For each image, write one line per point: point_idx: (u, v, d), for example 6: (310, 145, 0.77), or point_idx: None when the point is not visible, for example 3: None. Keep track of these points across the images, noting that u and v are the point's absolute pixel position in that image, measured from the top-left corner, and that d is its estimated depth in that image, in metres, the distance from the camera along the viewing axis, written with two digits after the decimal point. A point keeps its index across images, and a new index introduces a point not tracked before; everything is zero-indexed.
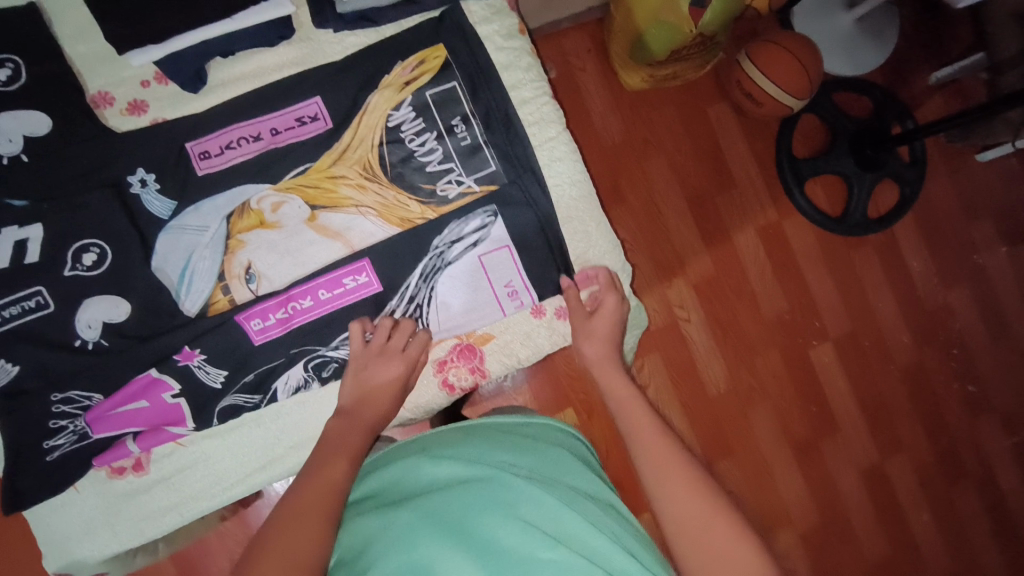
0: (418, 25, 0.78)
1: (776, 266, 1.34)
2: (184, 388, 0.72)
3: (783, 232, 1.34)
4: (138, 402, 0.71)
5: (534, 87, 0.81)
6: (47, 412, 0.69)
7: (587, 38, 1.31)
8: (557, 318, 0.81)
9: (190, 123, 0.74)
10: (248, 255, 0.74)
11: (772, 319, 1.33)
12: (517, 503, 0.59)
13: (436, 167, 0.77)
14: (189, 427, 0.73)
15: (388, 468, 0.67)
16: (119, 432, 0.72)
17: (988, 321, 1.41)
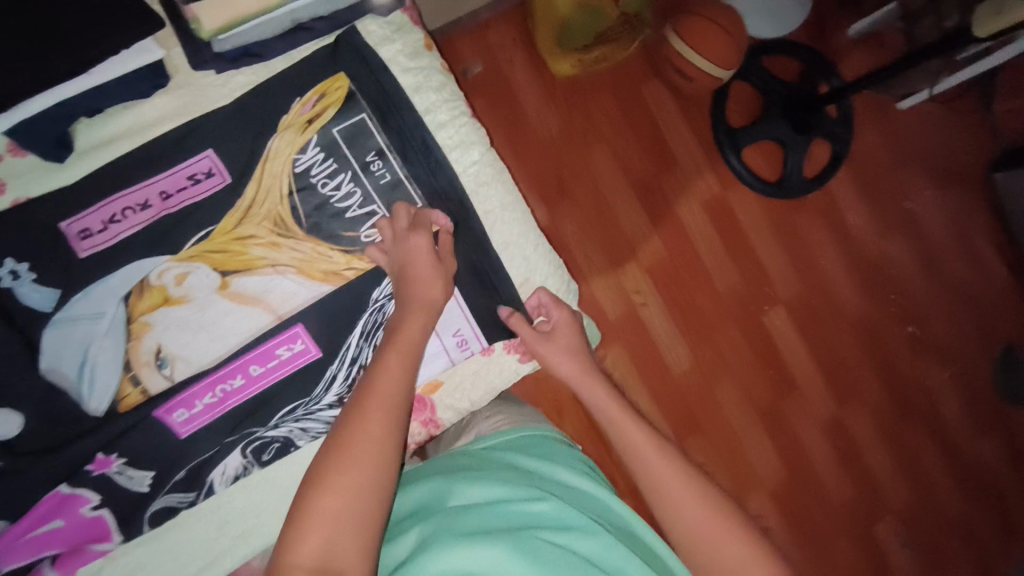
0: (312, 54, 0.70)
1: (726, 239, 1.33)
2: (104, 497, 0.64)
3: (728, 206, 1.33)
4: (53, 521, 0.63)
5: (450, 108, 0.74)
6: None
7: (512, 28, 1.25)
8: (507, 353, 0.76)
9: (64, 197, 0.65)
10: (157, 338, 0.66)
11: (726, 294, 1.32)
12: (544, 511, 0.58)
13: (358, 210, 0.71)
14: (117, 539, 0.66)
15: (422, 483, 0.63)
16: (34, 558, 0.63)
17: (922, 264, 1.41)
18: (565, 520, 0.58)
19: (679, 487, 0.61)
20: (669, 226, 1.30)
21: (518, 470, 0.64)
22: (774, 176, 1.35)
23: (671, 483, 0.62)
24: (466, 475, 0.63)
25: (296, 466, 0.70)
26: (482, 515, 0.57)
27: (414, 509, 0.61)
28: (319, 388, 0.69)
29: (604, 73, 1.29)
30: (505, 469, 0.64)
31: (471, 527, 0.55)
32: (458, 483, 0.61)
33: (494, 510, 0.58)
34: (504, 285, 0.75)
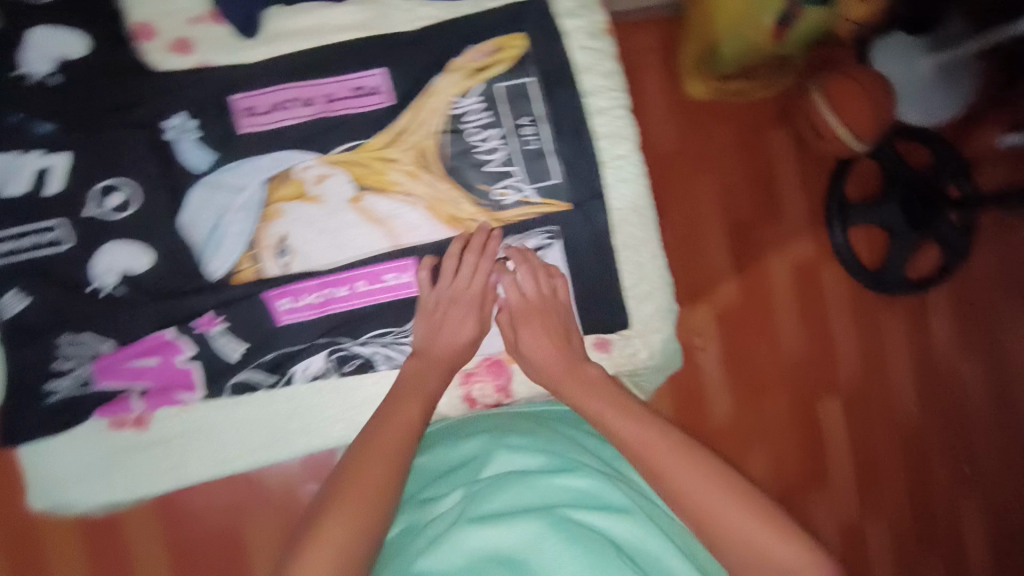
0: (502, 7, 0.71)
1: (805, 303, 1.10)
2: (198, 354, 0.69)
3: (820, 277, 1.10)
4: (147, 359, 0.68)
5: (612, 97, 0.75)
6: (52, 353, 0.66)
7: (656, 33, 1.08)
8: (595, 349, 0.78)
9: (242, 74, 0.67)
10: (283, 227, 0.69)
11: (789, 356, 1.10)
12: (568, 485, 0.54)
13: (496, 167, 0.73)
14: (198, 393, 0.71)
15: (468, 447, 0.63)
16: (124, 387, 0.69)
17: (984, 398, 1.14)
18: (601, 500, 0.53)
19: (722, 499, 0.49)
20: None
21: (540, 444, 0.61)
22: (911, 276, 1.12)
23: (718, 504, 0.48)
24: (487, 453, 0.60)
25: (369, 386, 0.74)
26: (502, 485, 0.54)
27: (437, 485, 0.59)
28: (412, 323, 0.73)
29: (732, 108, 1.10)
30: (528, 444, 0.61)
31: (492, 502, 0.52)
32: (498, 450, 0.59)
33: (515, 481, 0.54)
34: (607, 279, 0.76)
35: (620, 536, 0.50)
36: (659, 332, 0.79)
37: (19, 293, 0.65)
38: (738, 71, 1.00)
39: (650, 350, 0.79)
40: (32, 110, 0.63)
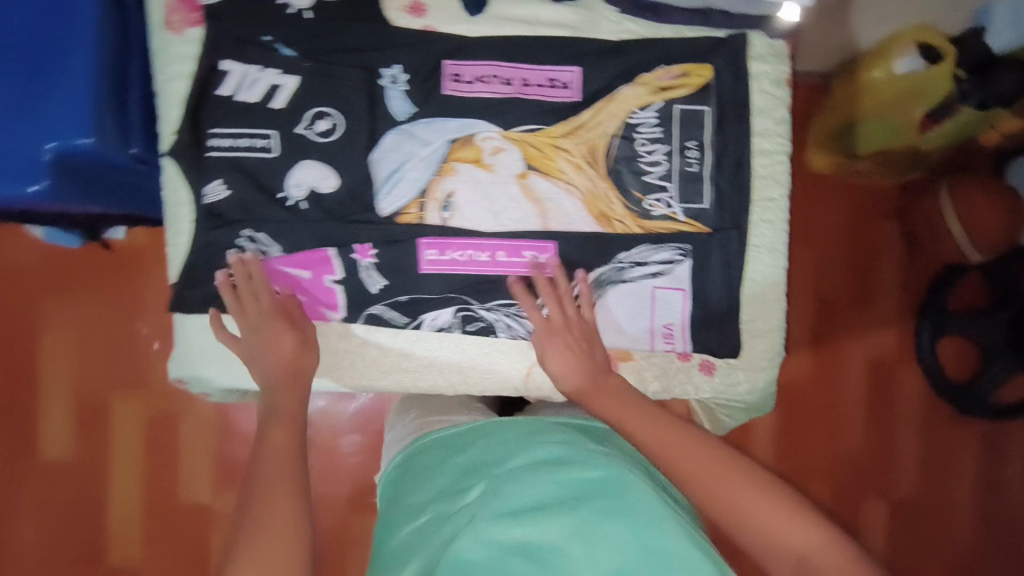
0: (700, 38, 0.76)
1: (875, 404, 1.29)
2: (345, 278, 0.76)
3: (895, 375, 1.29)
4: (304, 271, 0.76)
5: (777, 143, 0.78)
6: (232, 242, 0.74)
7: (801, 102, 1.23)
8: (698, 369, 0.80)
9: (457, 44, 0.74)
10: (453, 185, 0.76)
11: (848, 446, 1.29)
12: (575, 482, 0.55)
13: (654, 180, 0.77)
14: (338, 314, 0.77)
15: (480, 447, 0.65)
16: (278, 290, 0.76)
17: (996, 528, 1.32)
18: (607, 491, 0.54)
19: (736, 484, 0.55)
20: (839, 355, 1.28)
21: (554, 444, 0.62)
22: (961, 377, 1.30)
23: (737, 489, 0.55)
24: (504, 457, 0.62)
25: (484, 346, 0.80)
26: (519, 489, 0.55)
27: (460, 483, 0.61)
28: (536, 302, 0.78)
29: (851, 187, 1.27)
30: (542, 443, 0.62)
31: (510, 509, 0.53)
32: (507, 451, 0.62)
33: (530, 482, 0.56)
34: (728, 309, 0.79)
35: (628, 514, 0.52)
36: (763, 372, 0.81)
37: (220, 184, 0.73)
38: (875, 155, 1.16)
39: (752, 387, 0.81)
40: (278, 34, 0.72)
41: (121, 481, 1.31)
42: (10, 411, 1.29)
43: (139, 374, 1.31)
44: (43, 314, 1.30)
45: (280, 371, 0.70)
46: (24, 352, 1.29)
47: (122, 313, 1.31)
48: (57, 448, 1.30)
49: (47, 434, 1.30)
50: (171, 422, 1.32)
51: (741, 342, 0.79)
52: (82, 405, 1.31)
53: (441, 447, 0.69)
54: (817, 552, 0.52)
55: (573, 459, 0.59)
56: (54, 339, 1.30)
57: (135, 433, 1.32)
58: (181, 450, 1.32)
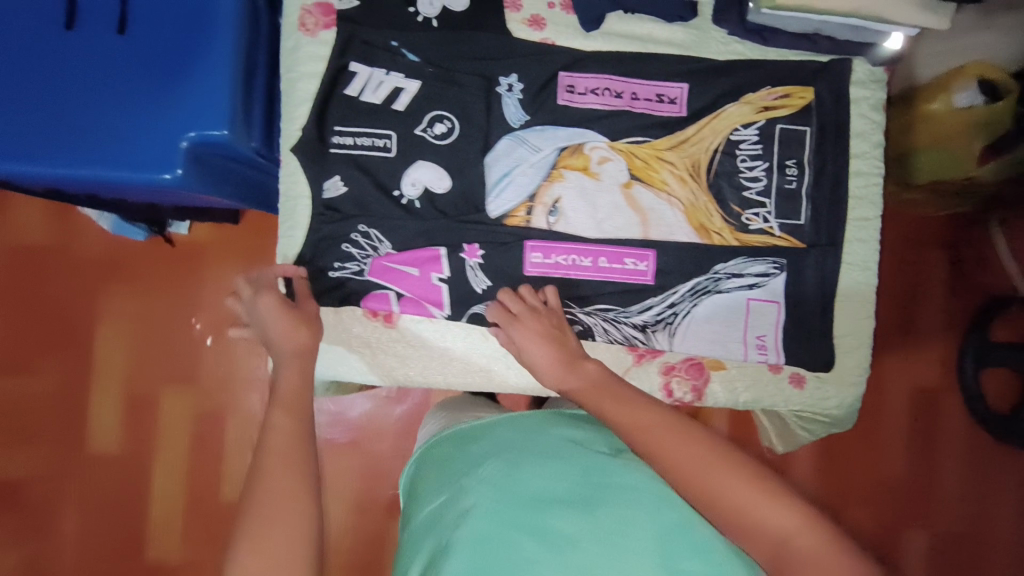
0: (804, 62, 0.79)
1: (915, 433, 1.29)
2: (451, 276, 0.78)
3: (936, 402, 1.30)
4: (412, 268, 0.78)
5: (874, 164, 0.81)
6: (346, 235, 0.77)
7: None
8: (789, 382, 0.81)
9: (573, 57, 0.77)
10: (561, 191, 0.78)
11: (886, 472, 1.28)
12: (586, 469, 0.59)
13: (754, 195, 0.80)
14: (443, 311, 0.79)
15: (500, 432, 0.69)
16: (386, 285, 0.78)
17: None
18: (614, 477, 0.59)
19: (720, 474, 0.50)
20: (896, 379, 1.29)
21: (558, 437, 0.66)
22: (1005, 407, 1.30)
23: (720, 478, 0.49)
24: (513, 444, 0.65)
25: None
26: (531, 476, 0.59)
27: (467, 466, 0.63)
28: (634, 308, 0.79)
29: (901, 216, 1.29)
30: (549, 435, 0.66)
31: (526, 492, 0.56)
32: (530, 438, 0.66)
33: (543, 469, 0.60)
34: (821, 324, 0.80)
35: (635, 502, 0.55)
36: (853, 388, 0.82)
37: (338, 180, 0.76)
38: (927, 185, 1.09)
39: (842, 402, 0.82)
40: (405, 40, 0.75)
41: (165, 474, 1.31)
42: (65, 397, 1.30)
43: (192, 368, 1.33)
44: (105, 303, 1.32)
45: (285, 351, 0.65)
46: (82, 340, 1.31)
47: (181, 306, 1.33)
48: (106, 438, 1.31)
49: (97, 423, 1.31)
50: (218, 417, 1.33)
51: (833, 357, 0.81)
52: (133, 396, 1.31)
53: (451, 440, 0.71)
54: (794, 538, 0.46)
55: (581, 451, 0.63)
56: (113, 328, 1.32)
57: (182, 427, 1.32)
58: (226, 446, 1.33)
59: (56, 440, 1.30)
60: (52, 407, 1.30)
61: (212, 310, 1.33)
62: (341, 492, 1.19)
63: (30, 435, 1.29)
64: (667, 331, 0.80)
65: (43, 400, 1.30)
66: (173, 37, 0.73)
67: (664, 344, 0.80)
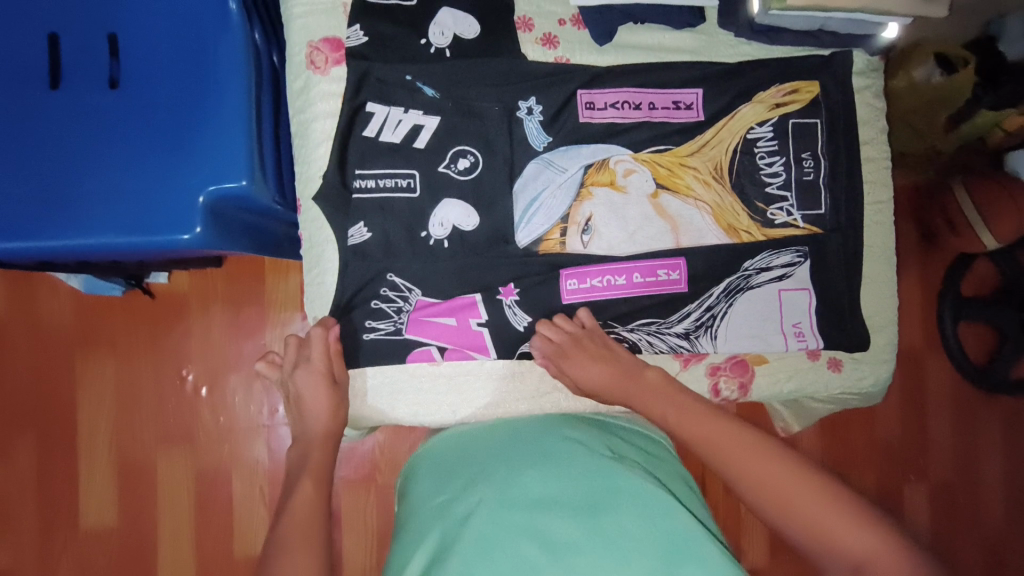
0: (808, 57, 0.82)
1: (906, 395, 1.30)
2: (490, 319, 0.76)
3: (921, 363, 1.31)
4: (449, 317, 0.76)
5: (880, 150, 0.84)
6: (376, 292, 0.74)
7: None
8: (828, 368, 0.83)
9: (590, 73, 0.77)
10: (592, 209, 0.77)
11: (885, 440, 1.29)
12: (590, 474, 0.58)
13: (775, 191, 0.81)
14: (489, 357, 0.77)
15: (507, 436, 0.68)
16: (427, 341, 0.75)
17: None
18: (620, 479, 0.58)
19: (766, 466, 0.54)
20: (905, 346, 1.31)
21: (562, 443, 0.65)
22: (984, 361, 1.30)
23: (767, 467, 0.54)
24: (519, 448, 0.64)
25: None
26: (532, 480, 0.58)
27: (472, 469, 0.63)
28: (674, 317, 0.79)
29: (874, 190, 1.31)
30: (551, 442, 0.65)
31: (523, 497, 0.56)
32: (537, 441, 0.65)
33: (544, 474, 0.59)
34: (854, 306, 0.82)
35: (639, 509, 0.54)
36: (886, 366, 0.84)
37: (363, 229, 0.73)
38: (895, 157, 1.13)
39: (877, 381, 0.84)
40: (420, 72, 0.73)
41: (170, 545, 1.22)
42: (53, 476, 1.20)
43: (186, 427, 1.23)
44: (84, 370, 1.22)
45: (315, 437, 0.69)
46: (63, 412, 1.21)
47: (167, 362, 1.23)
48: (101, 515, 1.21)
49: (90, 500, 1.21)
50: (219, 476, 1.23)
51: (869, 337, 0.83)
52: (126, 466, 1.22)
53: (455, 441, 0.71)
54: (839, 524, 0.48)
55: (584, 452, 0.62)
56: (97, 396, 1.22)
57: (181, 492, 1.22)
58: (232, 506, 1.22)
59: (48, 524, 1.20)
60: (38, 489, 1.20)
61: (204, 361, 1.23)
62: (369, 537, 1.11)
63: (19, 522, 1.20)
64: (709, 336, 0.80)
65: (29, 483, 1.20)
66: (173, 89, 0.69)
67: (709, 348, 0.79)
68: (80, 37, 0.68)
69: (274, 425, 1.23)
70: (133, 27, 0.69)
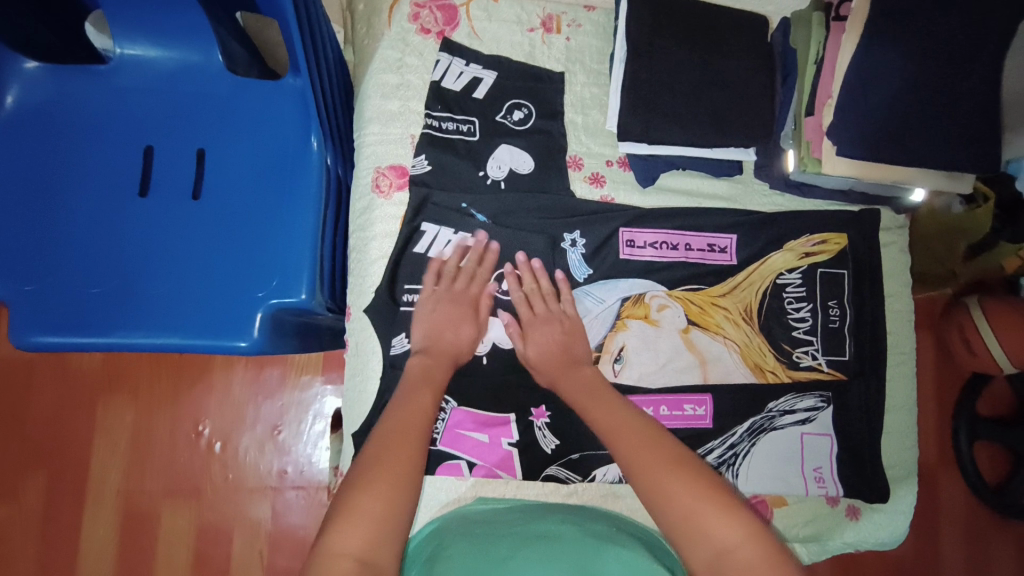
0: (838, 212, 0.86)
1: (921, 521, 1.28)
2: (520, 440, 0.78)
3: (936, 487, 1.29)
4: (482, 434, 0.78)
5: (904, 301, 0.88)
6: None
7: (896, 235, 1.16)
8: (846, 515, 0.83)
9: (633, 213, 0.82)
10: (625, 339, 0.81)
11: (896, 565, 1.27)
12: (568, 543, 0.61)
13: (802, 334, 0.84)
14: (515, 476, 0.78)
15: (500, 516, 0.70)
16: (459, 455, 0.77)
17: None
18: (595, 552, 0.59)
19: (677, 490, 0.56)
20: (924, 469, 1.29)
21: (544, 541, 0.62)
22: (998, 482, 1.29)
23: (667, 477, 0.58)
24: (511, 526, 0.67)
25: None
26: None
27: (464, 536, 0.66)
28: (697, 452, 0.80)
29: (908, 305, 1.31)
30: (534, 539, 0.63)
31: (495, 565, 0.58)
32: (530, 522, 0.68)
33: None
34: (875, 454, 0.83)
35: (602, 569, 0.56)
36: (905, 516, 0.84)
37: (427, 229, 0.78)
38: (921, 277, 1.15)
39: (895, 532, 0.84)
40: (475, 201, 0.79)
41: None
42: (55, 521, 1.21)
43: (193, 481, 1.23)
44: (104, 417, 1.24)
45: None
46: (77, 457, 1.22)
47: (184, 416, 1.25)
48: (98, 565, 1.20)
49: (89, 549, 1.20)
50: (219, 533, 1.22)
51: (888, 487, 0.83)
52: (129, 515, 1.22)
53: (461, 515, 0.73)
54: (734, 547, 0.52)
55: (571, 529, 0.65)
56: (110, 445, 1.23)
57: (181, 547, 1.21)
58: (229, 565, 1.22)
59: (46, 568, 1.20)
60: (40, 533, 1.20)
61: (222, 416, 1.25)
62: None
63: (18, 564, 1.19)
64: (730, 473, 0.81)
65: (33, 525, 1.20)
66: (250, 204, 0.75)
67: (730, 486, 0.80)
68: (172, 150, 0.75)
69: (281, 486, 1.24)
70: (220, 143, 0.75)
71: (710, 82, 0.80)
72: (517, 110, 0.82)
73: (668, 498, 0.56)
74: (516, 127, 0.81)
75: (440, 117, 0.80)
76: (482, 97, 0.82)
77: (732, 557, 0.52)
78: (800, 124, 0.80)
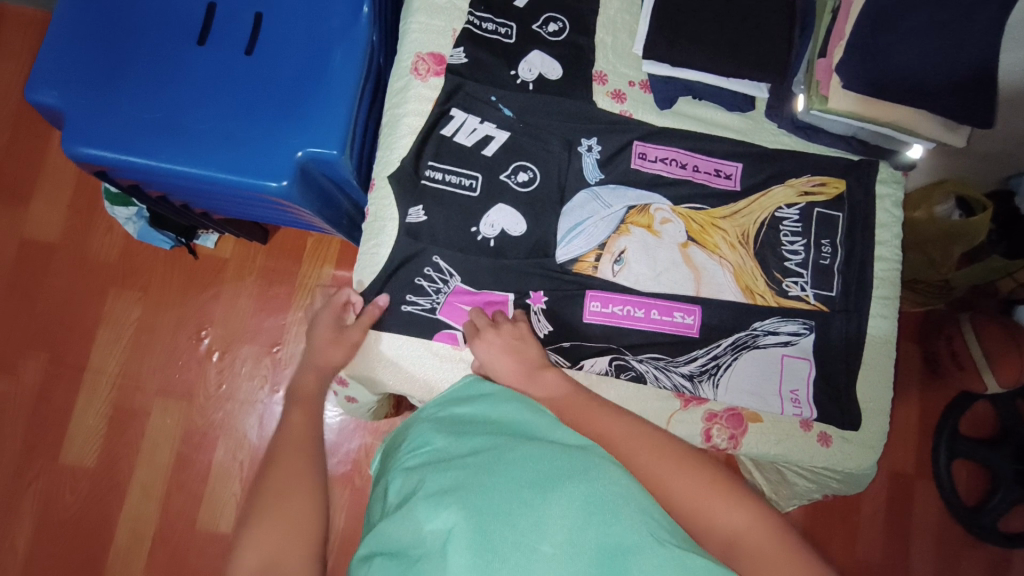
0: (839, 158, 0.92)
1: (892, 521, 1.29)
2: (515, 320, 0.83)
3: (911, 492, 1.30)
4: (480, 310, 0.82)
5: (893, 252, 0.91)
6: (419, 270, 0.81)
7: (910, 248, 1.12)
8: (817, 442, 0.86)
9: (648, 130, 0.88)
10: (626, 244, 0.86)
11: (863, 560, 1.27)
12: (554, 462, 0.53)
13: (793, 266, 0.89)
14: None
15: (479, 420, 0.63)
16: (457, 326, 0.82)
17: None
18: (584, 475, 0.51)
19: (678, 477, 0.56)
20: (900, 475, 1.30)
21: (532, 441, 0.56)
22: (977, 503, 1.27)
23: (668, 470, 0.57)
24: (494, 431, 0.60)
25: (636, 394, 0.84)
26: (504, 492, 0.50)
27: (442, 446, 0.58)
28: (682, 358, 0.85)
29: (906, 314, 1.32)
30: (516, 442, 0.56)
31: (470, 492, 0.50)
32: (513, 429, 0.60)
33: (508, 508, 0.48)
34: (849, 385, 0.87)
35: (588, 507, 0.48)
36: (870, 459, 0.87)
37: (410, 214, 0.81)
38: (917, 285, 1.18)
39: (860, 465, 0.87)
40: (503, 96, 0.85)
41: (137, 499, 1.19)
42: (47, 404, 1.21)
43: (187, 382, 1.24)
44: (112, 308, 1.25)
45: None
46: (78, 341, 1.23)
47: (189, 319, 1.26)
48: (82, 453, 1.20)
49: (76, 435, 1.20)
50: (205, 438, 1.22)
51: (860, 418, 0.87)
52: (120, 407, 1.22)
53: (440, 416, 0.66)
54: (743, 532, 0.52)
55: (556, 444, 0.56)
56: (112, 335, 1.24)
57: (165, 445, 1.21)
58: (210, 471, 1.21)
59: (30, 447, 1.19)
60: (31, 411, 1.20)
61: (224, 325, 1.26)
62: (351, 515, 1.16)
63: (7, 438, 1.19)
64: (711, 383, 0.85)
65: (25, 403, 1.21)
66: (297, 64, 0.80)
67: (709, 394, 0.84)
68: (235, 6, 0.81)
69: (269, 401, 1.24)
70: (279, 7, 0.82)
71: (734, 16, 0.86)
72: (553, 23, 0.89)
73: (672, 490, 0.56)
74: (551, 37, 0.88)
75: (482, 17, 0.86)
76: (522, 7, 0.88)
77: (742, 541, 0.52)
78: (812, 67, 0.87)
